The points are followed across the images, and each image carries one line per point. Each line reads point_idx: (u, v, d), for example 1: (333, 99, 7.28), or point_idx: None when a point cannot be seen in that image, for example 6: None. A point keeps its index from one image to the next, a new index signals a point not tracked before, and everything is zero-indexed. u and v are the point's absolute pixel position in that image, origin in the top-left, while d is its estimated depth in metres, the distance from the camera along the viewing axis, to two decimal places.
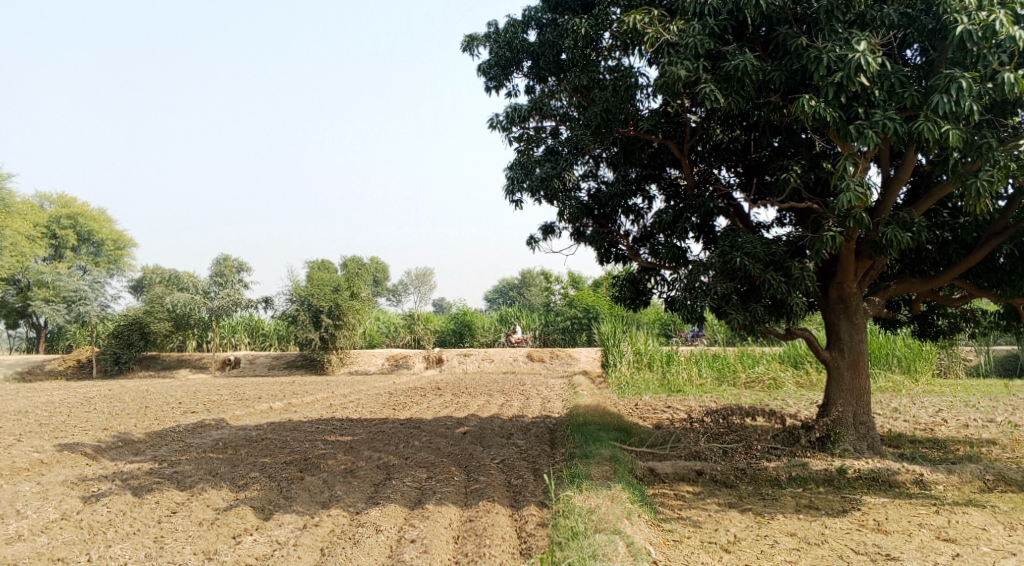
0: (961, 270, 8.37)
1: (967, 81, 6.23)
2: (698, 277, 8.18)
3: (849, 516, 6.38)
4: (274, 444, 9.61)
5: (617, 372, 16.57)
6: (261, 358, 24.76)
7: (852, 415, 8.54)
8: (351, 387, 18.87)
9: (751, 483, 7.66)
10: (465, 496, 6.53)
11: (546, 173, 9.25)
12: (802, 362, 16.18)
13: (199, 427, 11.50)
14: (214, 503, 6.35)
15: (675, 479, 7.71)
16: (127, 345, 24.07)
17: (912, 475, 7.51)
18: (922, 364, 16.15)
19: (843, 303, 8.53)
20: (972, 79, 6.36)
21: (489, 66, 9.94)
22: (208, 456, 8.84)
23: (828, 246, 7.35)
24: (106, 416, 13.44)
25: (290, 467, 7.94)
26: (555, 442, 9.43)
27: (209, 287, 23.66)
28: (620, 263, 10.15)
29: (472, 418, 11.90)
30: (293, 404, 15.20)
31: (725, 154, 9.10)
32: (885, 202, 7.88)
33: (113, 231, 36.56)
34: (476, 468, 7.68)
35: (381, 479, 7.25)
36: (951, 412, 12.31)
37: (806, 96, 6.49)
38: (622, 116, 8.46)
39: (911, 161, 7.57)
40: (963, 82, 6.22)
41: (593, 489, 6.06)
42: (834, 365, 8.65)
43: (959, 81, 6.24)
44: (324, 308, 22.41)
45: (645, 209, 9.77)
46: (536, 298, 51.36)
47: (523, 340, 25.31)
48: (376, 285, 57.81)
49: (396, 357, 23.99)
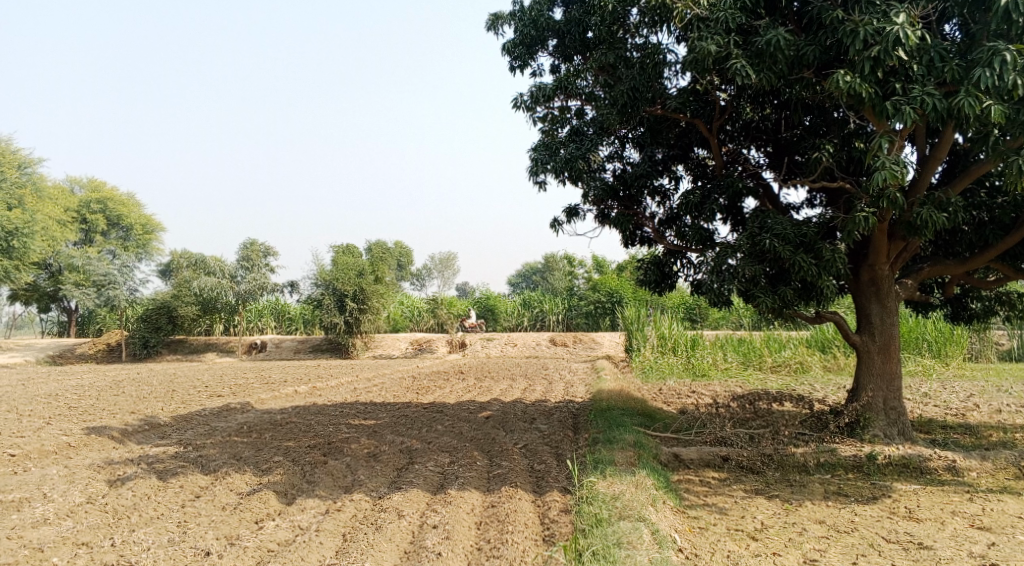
0: (997, 251, 8.11)
1: (1011, 54, 5.98)
2: (726, 260, 8.04)
3: (879, 504, 6.23)
4: (299, 427, 9.67)
5: (641, 356, 16.45)
6: (287, 341, 24.98)
7: (883, 400, 8.34)
8: (376, 371, 18.97)
9: (779, 470, 7.54)
10: (487, 481, 6.49)
11: (571, 154, 9.11)
12: (830, 346, 15.92)
13: (225, 410, 11.62)
14: (237, 487, 6.39)
15: (700, 465, 7.62)
16: (155, 329, 24.43)
17: (945, 461, 7.32)
18: (953, 348, 15.79)
19: (875, 286, 8.31)
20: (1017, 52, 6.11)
21: (513, 45, 9.78)
22: (233, 439, 8.92)
23: (861, 228, 7.16)
24: (135, 399, 13.66)
25: (314, 451, 7.97)
26: (578, 427, 9.37)
27: (235, 272, 23.87)
28: (646, 245, 10.01)
29: (494, 402, 11.87)
30: (318, 388, 15.31)
31: (754, 134, 8.89)
32: (921, 181, 7.64)
33: (141, 216, 37.07)
34: (499, 452, 7.64)
35: (404, 463, 7.24)
36: (984, 398, 12.02)
37: (840, 71, 6.28)
38: (649, 94, 8.30)
39: (949, 139, 7.32)
40: (1007, 55, 5.97)
41: (617, 476, 5.99)
42: (864, 350, 8.46)
43: (1004, 54, 5.99)
44: (348, 293, 22.52)
45: (672, 191, 9.61)
46: (559, 281, 51.19)
47: (478, 325, 25.42)
48: (399, 269, 58.05)
49: (420, 341, 24.07)
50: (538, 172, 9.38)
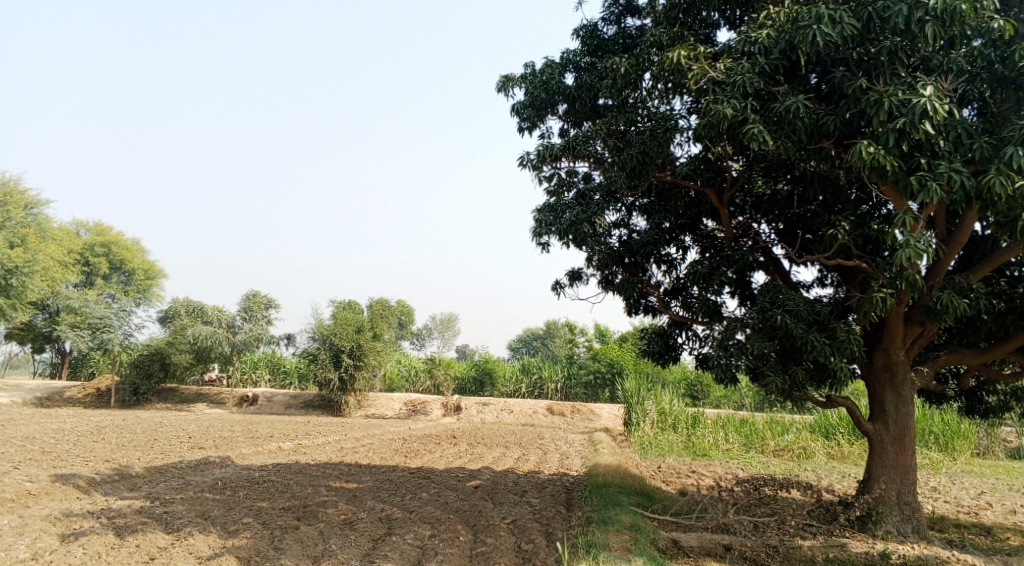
0: (1018, 343, 7.76)
1: None
2: (734, 334, 7.69)
3: None
4: (276, 487, 9.17)
5: (640, 432, 15.90)
6: (279, 396, 24.38)
7: (896, 494, 7.84)
8: (366, 432, 18.39)
9: (784, 564, 6.99)
10: (469, 559, 5.97)
11: (576, 217, 8.88)
12: (834, 432, 15.32)
13: (202, 464, 11.12)
14: (197, 551, 5.88)
15: (700, 554, 7.09)
16: (146, 375, 24.02)
17: (964, 565, 6.75)
18: (961, 443, 15.18)
19: (889, 371, 7.93)
20: None
21: (523, 107, 9.66)
22: (203, 496, 8.42)
23: (878, 309, 6.86)
24: (113, 446, 13.17)
25: (286, 514, 7.46)
26: (571, 503, 8.86)
27: (233, 322, 23.50)
28: (650, 315, 9.69)
29: (485, 472, 11.33)
30: (303, 446, 14.77)
31: (766, 208, 8.69)
32: (940, 265, 7.36)
33: (144, 261, 37.08)
34: (485, 527, 7.13)
35: (381, 534, 6.73)
36: (998, 496, 11.44)
37: (864, 142, 6.13)
38: (658, 160, 8.16)
39: (971, 223, 7.10)
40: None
41: (610, 562, 5.49)
42: (877, 439, 8.00)
43: None
44: (345, 348, 22.16)
45: (679, 260, 9.34)
46: (560, 350, 50.50)
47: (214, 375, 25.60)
48: (400, 329, 57.64)
49: (414, 402, 23.47)
50: (541, 233, 9.10)
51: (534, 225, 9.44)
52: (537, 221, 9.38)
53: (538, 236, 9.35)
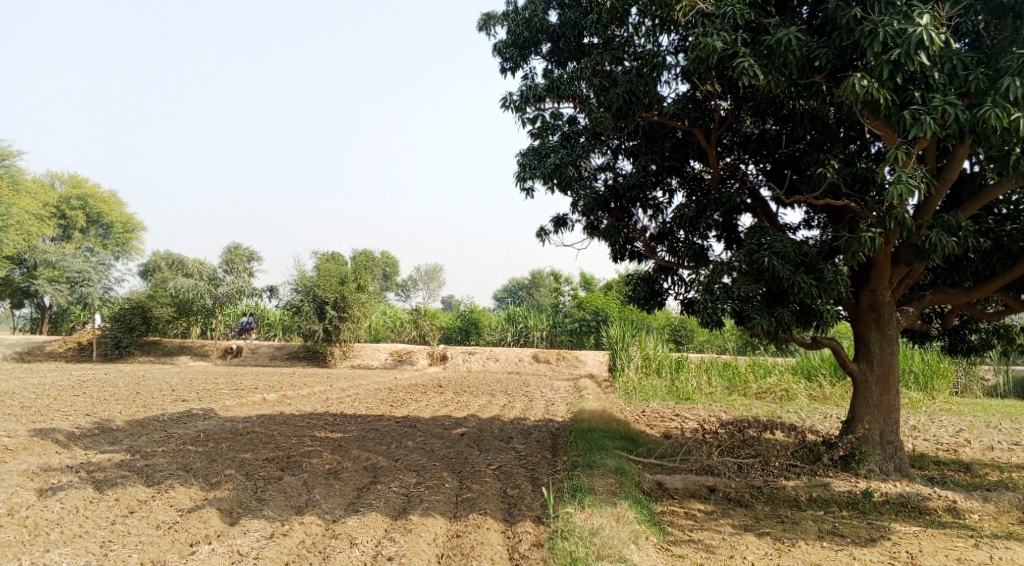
0: (1004, 282, 7.73)
1: None
2: (720, 277, 7.60)
3: (878, 546, 5.72)
4: (259, 438, 9.09)
5: (625, 377, 16.00)
6: (263, 348, 24.23)
7: (879, 433, 7.89)
8: (351, 382, 18.37)
9: (768, 504, 7.04)
10: (454, 506, 5.93)
11: (561, 160, 8.65)
12: (816, 374, 15.48)
13: (185, 416, 11.03)
14: (178, 504, 5.78)
15: (685, 496, 7.12)
16: (128, 329, 23.78)
17: (944, 501, 6.83)
18: (940, 382, 15.41)
19: (875, 312, 7.90)
20: None
21: (505, 46, 9.27)
22: (185, 449, 8.32)
23: (867, 249, 6.78)
24: (95, 400, 13.04)
25: (270, 465, 7.39)
26: (557, 448, 8.87)
27: (214, 274, 23.15)
28: (635, 261, 9.56)
29: (471, 419, 11.33)
30: (288, 396, 14.71)
31: (754, 147, 8.51)
32: (928, 203, 7.26)
33: (122, 214, 36.38)
34: (470, 474, 7.10)
35: (365, 483, 6.68)
36: (975, 433, 11.64)
37: (857, 75, 5.91)
38: (645, 100, 7.91)
39: (961, 159, 6.97)
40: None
41: (596, 506, 5.46)
42: (861, 379, 8.02)
43: None
44: (329, 300, 21.97)
45: (665, 204, 9.18)
46: (546, 299, 50.50)
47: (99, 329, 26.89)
48: (384, 280, 57.35)
49: (400, 352, 23.44)
50: (525, 177, 8.87)
51: (517, 170, 9.19)
52: (521, 165, 9.13)
53: (521, 181, 9.10)
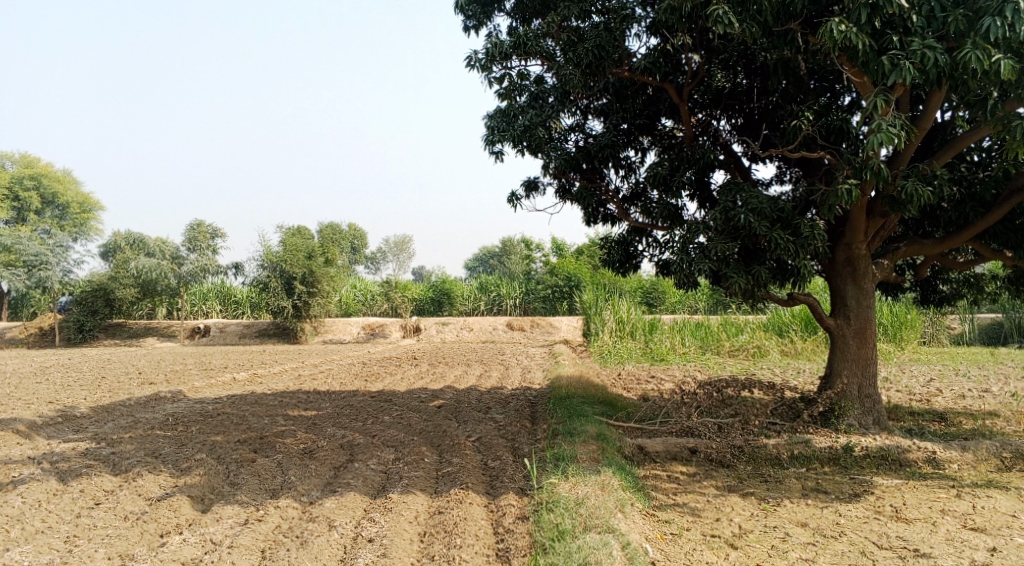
0: (977, 230, 7.74)
1: None
2: (696, 237, 7.46)
3: (862, 501, 5.70)
4: (230, 419, 8.82)
5: (599, 341, 16.00)
6: (232, 326, 23.74)
7: (857, 387, 7.91)
8: (323, 357, 18.10)
9: (750, 463, 7.01)
10: (435, 481, 5.77)
11: (530, 121, 8.38)
12: (787, 330, 15.61)
13: (152, 400, 10.70)
14: (146, 492, 5.51)
15: (667, 459, 7.06)
16: (91, 312, 23.09)
17: (924, 453, 6.88)
18: (908, 332, 15.63)
19: (851, 267, 7.86)
20: None
21: (467, 3, 8.88)
22: (153, 434, 8.02)
23: (843, 202, 6.68)
24: (57, 386, 12.62)
25: (242, 447, 7.15)
26: (536, 416, 8.78)
27: (177, 253, 22.64)
28: (609, 223, 9.39)
29: (447, 390, 11.17)
30: (259, 375, 14.40)
31: (726, 102, 8.30)
32: (904, 152, 7.17)
33: (78, 194, 35.31)
34: (450, 447, 6.95)
35: (342, 461, 6.49)
36: (945, 382, 11.83)
37: (835, 20, 5.76)
38: (615, 55, 7.66)
39: (937, 105, 6.87)
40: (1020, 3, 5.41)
41: (580, 476, 5.32)
42: (839, 334, 8.00)
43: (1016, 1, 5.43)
44: (297, 275, 21.58)
45: (638, 163, 8.98)
46: (517, 266, 50.22)
47: None
48: (353, 253, 56.67)
49: (372, 325, 23.15)
50: (494, 140, 8.58)
51: (485, 133, 8.89)
52: (489, 128, 8.83)
53: (490, 144, 8.81)
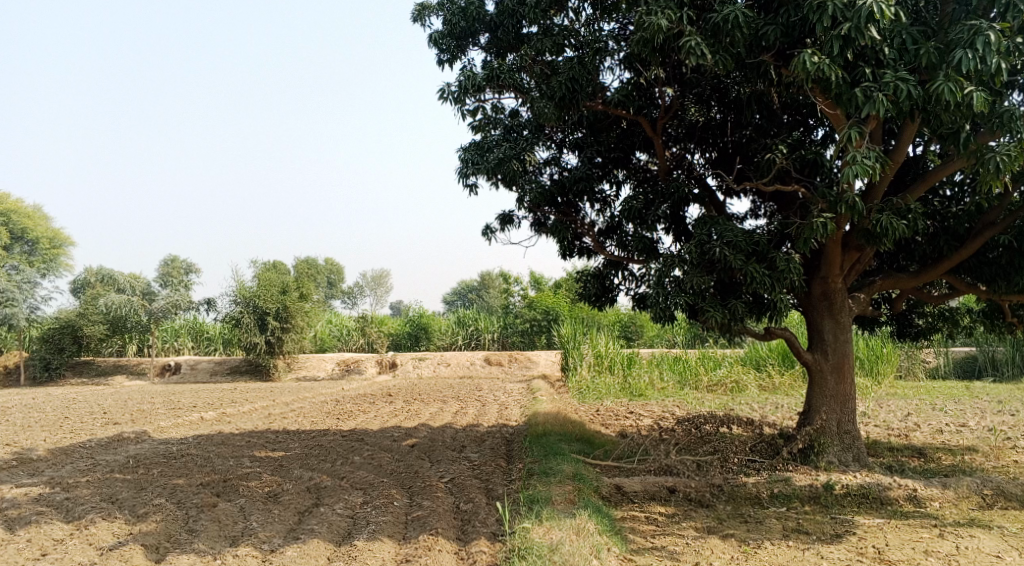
0: (952, 263, 7.78)
1: (995, 34, 5.49)
2: (672, 271, 7.39)
3: (844, 542, 5.56)
4: (194, 461, 8.50)
5: (578, 376, 15.83)
6: (204, 363, 23.21)
7: (836, 423, 7.82)
8: (296, 394, 17.70)
9: (729, 503, 6.85)
10: (404, 527, 5.53)
11: (504, 154, 8.32)
12: (764, 364, 15.58)
13: (114, 442, 10.30)
14: (97, 541, 5.20)
15: (645, 499, 6.87)
16: (58, 350, 22.45)
17: (905, 491, 6.78)
18: (884, 366, 15.68)
19: (827, 301, 7.83)
20: (1000, 32, 5.61)
21: (442, 37, 8.88)
22: (112, 477, 7.67)
23: (819, 235, 6.66)
24: (15, 427, 12.14)
25: (204, 491, 6.85)
26: (511, 455, 8.56)
27: (148, 289, 22.23)
28: (584, 257, 9.31)
29: (422, 428, 10.91)
30: (228, 414, 13.99)
31: (700, 136, 8.33)
32: (878, 185, 7.20)
33: (49, 229, 34.75)
34: (422, 489, 6.72)
35: (308, 506, 6.23)
36: (922, 417, 11.80)
37: (808, 51, 5.82)
38: (589, 88, 7.66)
39: (909, 139, 6.94)
40: (991, 35, 5.48)
41: (555, 519, 5.12)
42: (816, 368, 7.93)
43: (986, 34, 5.49)
44: (271, 310, 21.23)
45: (613, 197, 8.94)
46: (495, 299, 50.09)
47: None
48: (330, 288, 56.15)
49: (348, 361, 22.78)
50: (468, 173, 8.52)
51: (460, 165, 8.80)
52: (463, 160, 8.75)
53: (464, 177, 8.73)
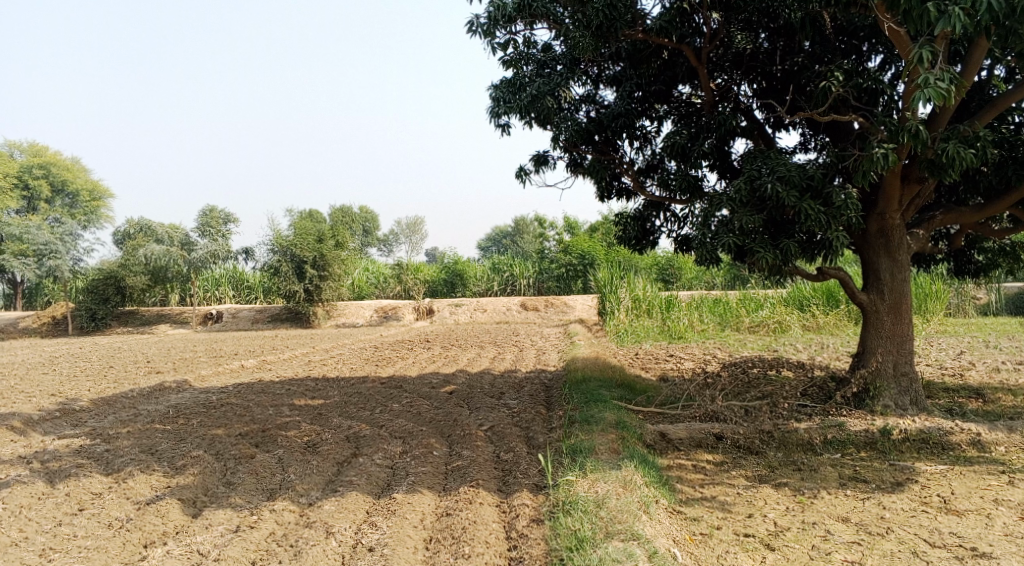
0: (1020, 196, 7.17)
1: None
2: (719, 210, 6.96)
3: (906, 491, 5.24)
4: (233, 411, 8.51)
5: (615, 320, 15.57)
6: (244, 312, 23.48)
7: (893, 365, 7.40)
8: (334, 342, 17.79)
9: (781, 450, 6.56)
10: (444, 478, 5.39)
11: (538, 90, 7.86)
12: (808, 304, 15.06)
13: (156, 392, 10.40)
14: (135, 495, 5.15)
15: (691, 446, 6.64)
16: (103, 300, 22.86)
17: (968, 435, 6.41)
18: (933, 304, 15.08)
19: (885, 238, 7.34)
20: None
21: None
22: (152, 428, 7.69)
23: (879, 167, 6.16)
24: (62, 377, 12.37)
25: (243, 442, 6.82)
26: (551, 401, 8.38)
27: (187, 239, 22.42)
28: (624, 198, 8.89)
29: (459, 375, 10.80)
30: (268, 362, 14.09)
31: (747, 64, 7.77)
32: (943, 112, 6.63)
33: (88, 181, 35.29)
34: (461, 438, 6.57)
35: (347, 457, 6.11)
36: (976, 355, 11.32)
37: None
38: (627, 16, 7.11)
39: (979, 61, 6.34)
40: None
41: (599, 471, 4.89)
42: (872, 310, 7.49)
43: None
44: (307, 259, 21.29)
45: (654, 133, 8.44)
46: (530, 244, 49.82)
47: None
48: (366, 236, 56.34)
49: (385, 308, 22.78)
50: (500, 112, 8.11)
51: (491, 104, 8.37)
52: (495, 98, 8.30)
53: (496, 116, 8.31)
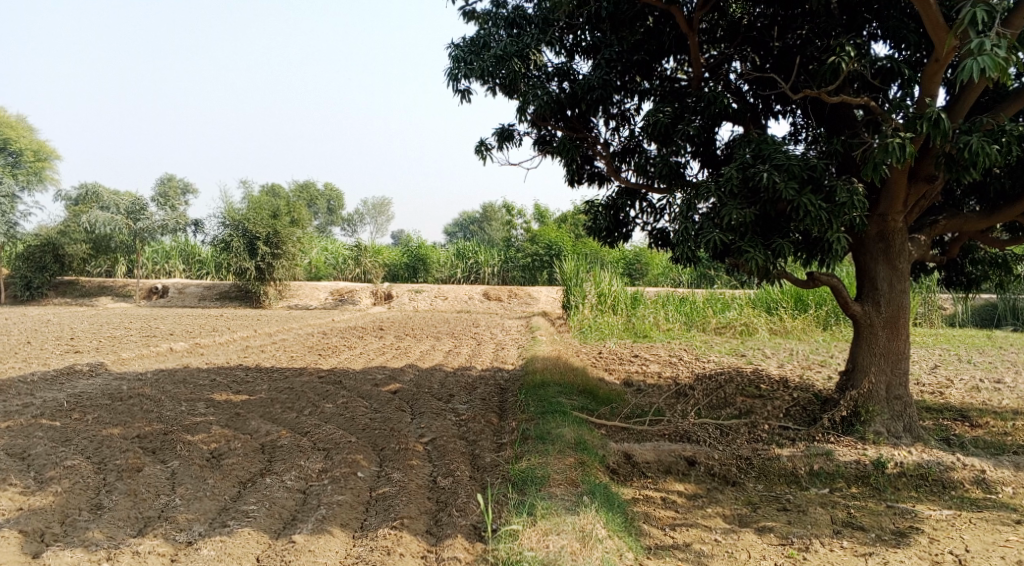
0: None
1: None
2: (704, 199, 6.07)
3: (914, 546, 4.44)
4: (141, 404, 7.41)
5: (579, 316, 14.73)
6: (192, 287, 22.08)
7: (885, 387, 6.65)
8: (281, 325, 16.65)
9: (760, 480, 5.76)
10: (365, 510, 4.44)
11: (505, 51, 6.91)
12: (775, 307, 14.35)
13: (63, 376, 9.21)
14: None
15: (659, 472, 5.78)
16: (39, 268, 21.30)
17: (970, 472, 5.69)
18: None
19: (885, 243, 6.56)
20: None
21: None
22: (37, 423, 6.58)
23: (895, 158, 5.33)
24: None
25: (135, 447, 5.76)
26: (504, 409, 7.48)
27: (134, 207, 20.74)
28: (595, 184, 7.97)
29: (407, 370, 9.82)
30: (203, 345, 12.92)
31: (742, 37, 6.90)
32: (965, 100, 5.86)
33: (33, 142, 33.32)
34: (394, 454, 5.61)
35: (253, 475, 5.10)
36: (953, 370, 10.72)
37: None
38: None
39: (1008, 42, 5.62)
40: None
41: (552, 517, 3.99)
42: (865, 323, 6.72)
43: None
44: (261, 235, 20.05)
45: (633, 112, 7.53)
46: (497, 233, 48.88)
47: None
48: (329, 214, 54.74)
49: (341, 291, 21.61)
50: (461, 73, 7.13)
51: (452, 65, 7.37)
52: (456, 58, 7.31)
53: (457, 79, 7.32)
